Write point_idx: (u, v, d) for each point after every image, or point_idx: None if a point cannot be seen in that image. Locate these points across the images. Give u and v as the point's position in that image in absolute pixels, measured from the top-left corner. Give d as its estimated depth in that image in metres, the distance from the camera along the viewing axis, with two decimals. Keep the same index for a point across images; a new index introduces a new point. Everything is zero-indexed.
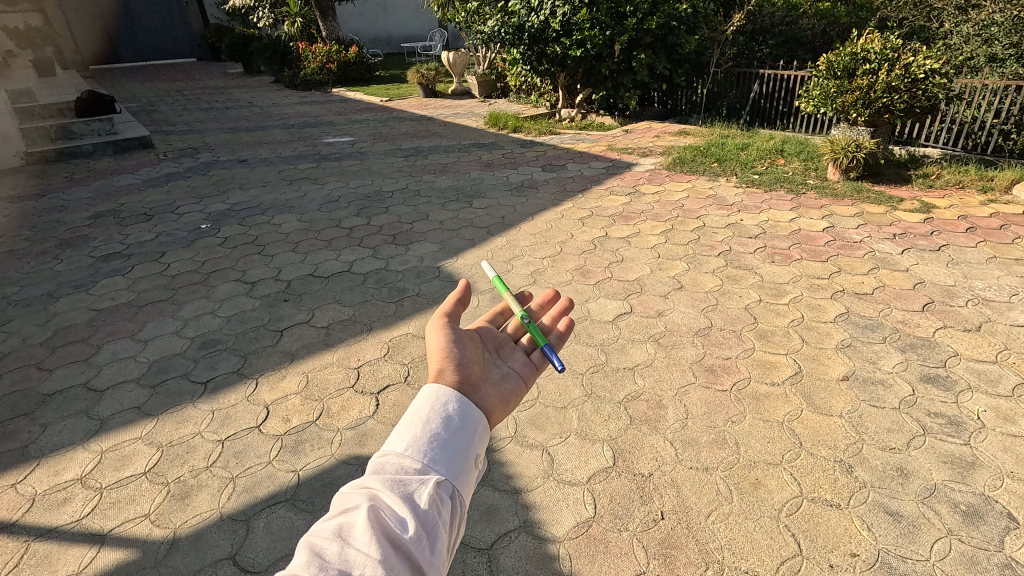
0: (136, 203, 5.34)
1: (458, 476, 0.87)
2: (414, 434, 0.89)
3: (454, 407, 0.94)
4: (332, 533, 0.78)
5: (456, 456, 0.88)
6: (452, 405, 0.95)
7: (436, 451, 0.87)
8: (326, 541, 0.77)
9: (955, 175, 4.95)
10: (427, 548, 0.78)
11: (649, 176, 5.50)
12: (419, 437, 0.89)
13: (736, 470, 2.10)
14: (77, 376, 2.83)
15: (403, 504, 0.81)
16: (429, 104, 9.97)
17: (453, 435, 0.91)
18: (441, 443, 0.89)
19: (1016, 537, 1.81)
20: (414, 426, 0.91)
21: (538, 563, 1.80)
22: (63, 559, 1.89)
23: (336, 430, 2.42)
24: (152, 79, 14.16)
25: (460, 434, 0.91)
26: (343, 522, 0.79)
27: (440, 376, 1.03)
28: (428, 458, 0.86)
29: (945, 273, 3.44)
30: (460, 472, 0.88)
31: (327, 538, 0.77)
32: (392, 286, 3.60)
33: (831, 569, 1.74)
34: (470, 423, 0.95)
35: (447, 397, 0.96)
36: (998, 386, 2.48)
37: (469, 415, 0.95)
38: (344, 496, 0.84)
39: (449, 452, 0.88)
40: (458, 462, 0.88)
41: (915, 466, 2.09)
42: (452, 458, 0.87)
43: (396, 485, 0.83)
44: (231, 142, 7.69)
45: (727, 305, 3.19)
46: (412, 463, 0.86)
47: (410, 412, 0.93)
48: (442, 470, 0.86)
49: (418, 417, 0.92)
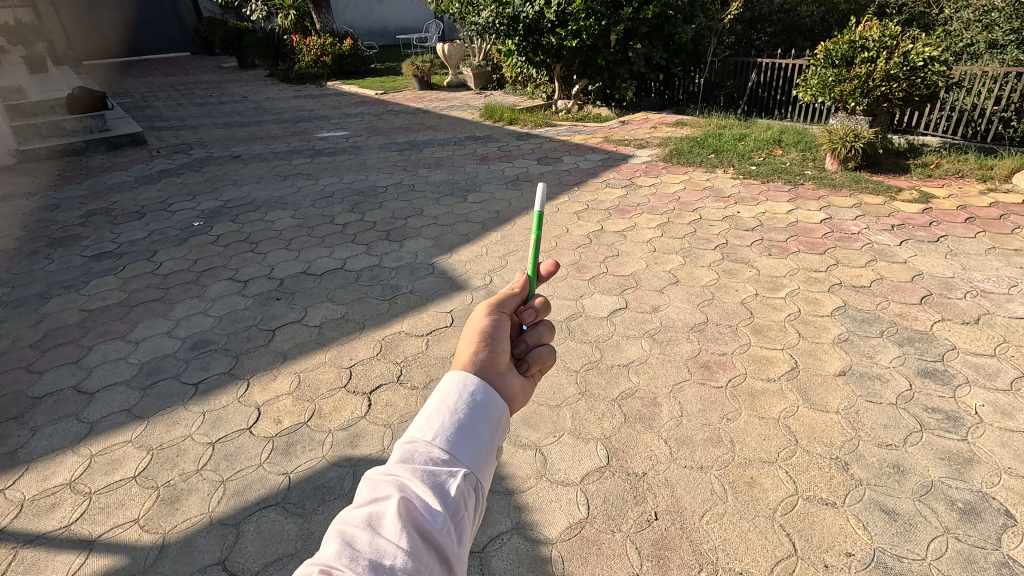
0: (128, 200, 5.30)
1: (485, 467, 0.82)
2: (440, 422, 0.82)
3: (481, 395, 0.87)
4: (361, 522, 0.74)
5: (482, 448, 0.82)
6: (479, 393, 0.87)
7: (463, 440, 0.81)
8: (356, 529, 0.73)
9: (955, 164, 4.90)
10: (455, 539, 0.75)
11: (646, 168, 5.45)
12: (446, 425, 0.82)
13: (730, 468, 2.08)
14: (68, 377, 2.81)
15: (433, 495, 0.76)
16: (425, 97, 9.89)
17: (480, 424, 0.83)
18: (468, 433, 0.82)
19: (1013, 534, 1.79)
20: (440, 412, 0.83)
21: (530, 565, 1.79)
22: (51, 566, 1.88)
23: (328, 431, 2.39)
24: (146, 74, 14.07)
25: (488, 421, 0.84)
26: (372, 510, 0.75)
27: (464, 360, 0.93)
28: (455, 447, 0.80)
29: (944, 264, 3.40)
30: (486, 462, 0.82)
31: (357, 527, 0.74)
32: (386, 283, 3.57)
33: (826, 569, 1.72)
34: (497, 411, 0.87)
35: (472, 384, 0.88)
36: (996, 379, 2.46)
37: (493, 403, 0.87)
38: (371, 480, 0.79)
39: (477, 442, 0.82)
40: (485, 451, 0.82)
41: (912, 462, 2.06)
42: (478, 451, 0.81)
43: (423, 474, 0.78)
44: (224, 138, 7.63)
45: (723, 300, 3.16)
46: (440, 452, 0.80)
47: (435, 398, 0.86)
48: (469, 461, 0.80)
49: (445, 402, 0.85)
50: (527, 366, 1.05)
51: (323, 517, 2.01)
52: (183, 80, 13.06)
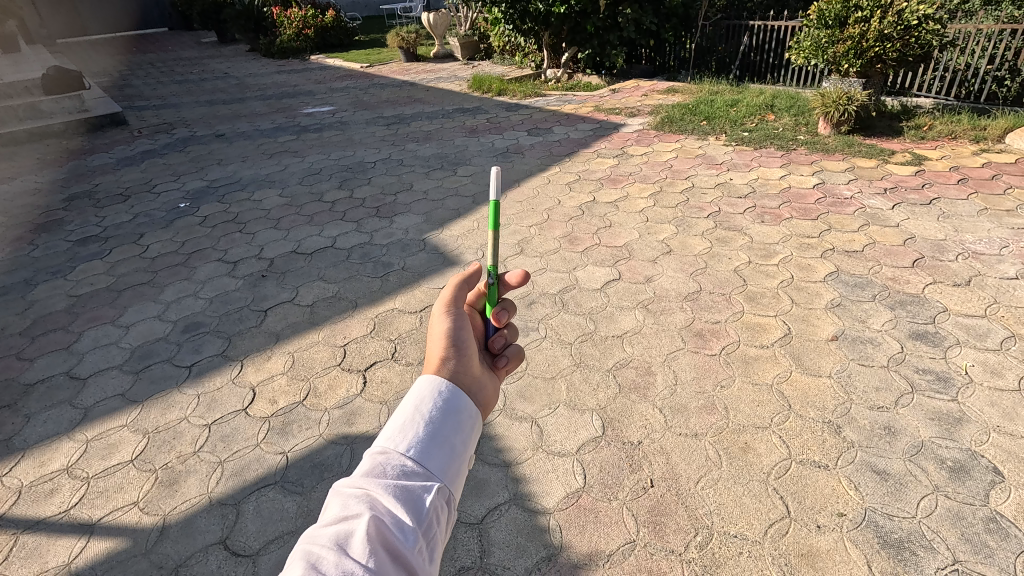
0: (111, 183, 5.20)
1: (456, 479, 0.81)
2: (413, 430, 0.82)
3: (454, 401, 0.87)
4: (328, 542, 0.70)
5: (454, 458, 0.82)
6: (452, 399, 0.87)
7: (435, 449, 0.81)
8: (323, 551, 0.69)
9: (947, 125, 4.87)
10: (426, 558, 0.72)
11: (637, 137, 5.38)
12: (419, 434, 0.82)
13: (724, 435, 2.10)
14: (59, 364, 2.79)
15: (406, 510, 0.74)
16: (411, 69, 9.68)
17: (453, 434, 0.84)
18: (442, 443, 0.82)
19: (1001, 491, 1.83)
20: (412, 422, 0.83)
21: (529, 535, 1.81)
22: (52, 551, 1.89)
23: (324, 410, 2.39)
24: (124, 52, 13.67)
25: (458, 429, 0.85)
26: (341, 530, 0.71)
27: (441, 365, 0.94)
28: (426, 458, 0.80)
29: (936, 227, 3.40)
30: (457, 473, 0.82)
31: (324, 547, 0.69)
32: (377, 261, 3.53)
33: (818, 529, 1.75)
34: (468, 417, 0.87)
35: (445, 390, 0.88)
36: (986, 339, 2.48)
37: (467, 409, 0.88)
38: (340, 496, 0.76)
39: (449, 452, 0.82)
40: (457, 462, 0.82)
41: (903, 424, 2.09)
42: (451, 461, 0.81)
43: (394, 487, 0.76)
44: (207, 116, 7.45)
45: (715, 268, 3.15)
46: (411, 464, 0.79)
47: (407, 405, 0.86)
48: (442, 473, 0.80)
49: (418, 410, 0.85)
50: (502, 361, 1.11)
51: (322, 494, 2.02)
52: (162, 58, 12.69)
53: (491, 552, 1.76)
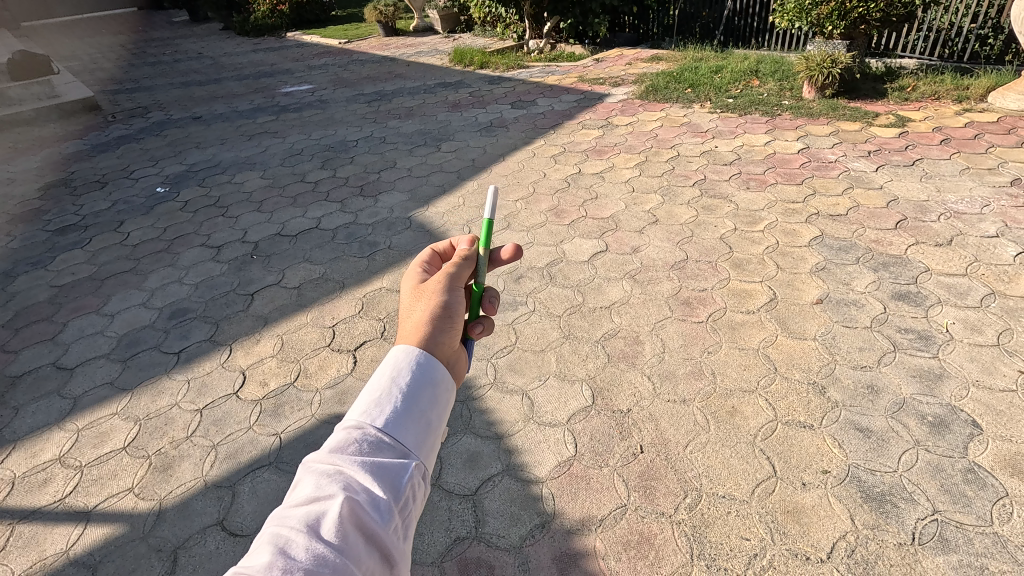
0: (87, 170, 5.08)
1: (430, 453, 0.83)
2: (388, 403, 0.82)
3: (431, 371, 0.87)
4: (299, 523, 0.70)
5: (429, 431, 0.83)
6: (430, 372, 0.87)
7: (410, 424, 0.81)
8: (293, 533, 0.69)
9: (931, 86, 4.85)
10: (399, 536, 0.74)
11: (622, 108, 5.33)
12: (393, 408, 0.81)
13: (712, 399, 2.14)
14: (45, 355, 2.76)
15: (379, 489, 0.74)
16: (390, 43, 9.45)
17: (428, 408, 0.84)
18: (417, 418, 0.82)
19: (979, 443, 1.88)
20: (388, 394, 0.83)
21: (522, 504, 1.84)
22: (50, 539, 1.89)
23: (315, 390, 2.40)
24: (92, 34, 13.22)
25: (435, 403, 0.85)
26: (312, 511, 0.71)
27: (427, 334, 0.93)
28: (401, 433, 0.80)
29: (919, 188, 3.42)
30: (431, 448, 0.83)
31: (294, 530, 0.69)
32: (363, 240, 3.50)
33: (804, 487, 1.80)
34: (444, 390, 0.88)
35: (424, 362, 0.88)
36: (967, 297, 2.52)
37: (443, 382, 0.88)
38: (311, 475, 0.75)
39: (423, 427, 0.82)
40: (431, 436, 0.83)
41: (885, 382, 2.14)
42: (426, 435, 0.82)
43: (367, 464, 0.76)
44: (183, 99, 7.27)
45: (702, 237, 3.16)
46: (386, 440, 0.79)
47: (384, 376, 0.85)
48: (417, 447, 0.81)
49: (393, 380, 0.84)
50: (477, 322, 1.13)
51: None
52: (133, 39, 12.28)
53: (486, 522, 1.80)
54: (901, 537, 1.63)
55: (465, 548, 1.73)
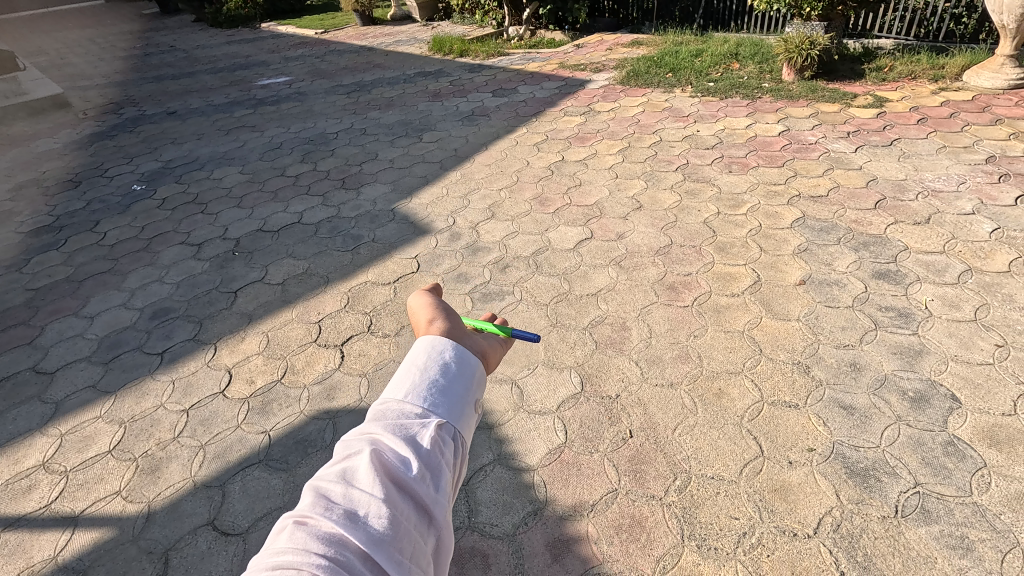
0: (59, 169, 4.95)
1: (462, 419, 0.78)
2: (413, 381, 0.79)
3: (450, 351, 0.84)
4: (333, 476, 0.70)
5: (458, 402, 0.78)
6: (449, 353, 0.83)
7: (435, 393, 0.78)
8: (328, 483, 0.68)
9: (907, 66, 4.90)
10: (434, 488, 0.70)
11: (603, 94, 5.31)
12: (417, 383, 0.79)
13: (699, 382, 2.16)
14: (24, 360, 2.70)
15: (407, 445, 0.72)
16: (368, 33, 9.31)
17: (454, 382, 0.80)
18: (446, 388, 0.79)
19: (958, 416, 1.92)
20: (411, 373, 0.81)
21: (514, 492, 1.85)
22: (37, 546, 1.87)
23: (303, 386, 2.38)
24: (58, 28, 12.83)
25: (461, 376, 0.81)
26: (344, 465, 0.71)
27: (430, 326, 0.91)
28: (428, 401, 0.77)
29: (897, 167, 3.47)
30: (463, 414, 0.78)
31: (328, 481, 0.69)
32: (346, 234, 3.47)
33: (790, 465, 1.83)
34: (470, 368, 0.84)
35: (444, 346, 0.84)
36: (945, 274, 2.57)
37: (467, 362, 0.83)
38: (344, 441, 0.75)
39: (451, 398, 0.78)
40: (460, 404, 0.79)
41: (867, 359, 2.18)
42: (453, 403, 0.78)
43: (393, 425, 0.74)
44: (156, 94, 7.10)
45: (685, 222, 3.17)
46: (413, 407, 0.76)
47: (406, 361, 0.83)
48: (445, 411, 0.77)
49: (415, 363, 0.82)
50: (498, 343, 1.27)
51: (308, 469, 2.02)
52: (102, 33, 11.96)
53: (479, 511, 1.81)
54: (884, 510, 1.67)
55: (459, 537, 1.74)
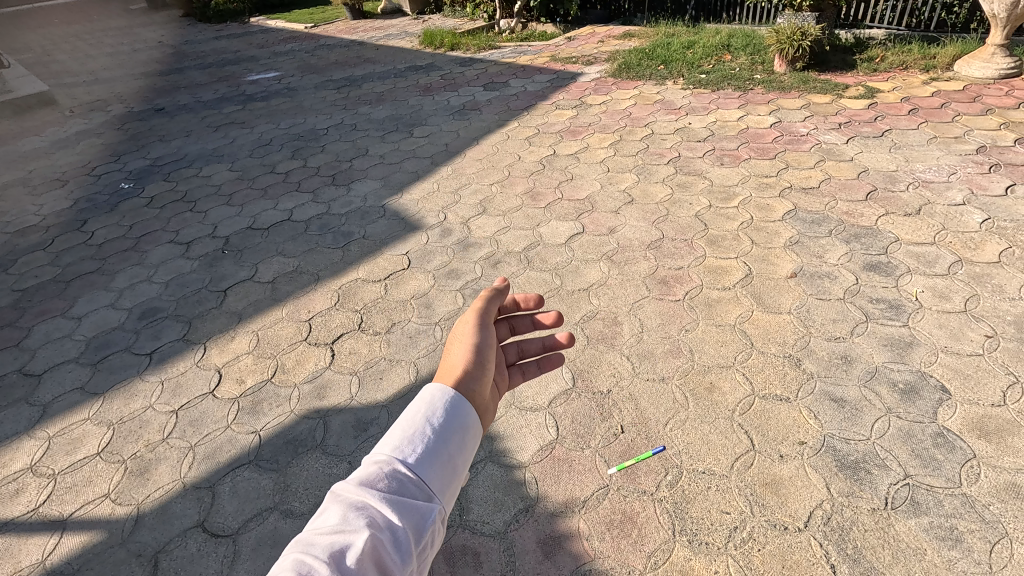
0: (46, 168, 4.89)
1: (450, 490, 0.79)
2: (414, 441, 0.78)
3: (461, 412, 0.84)
4: (321, 552, 0.65)
5: (453, 469, 0.79)
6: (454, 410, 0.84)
7: (438, 464, 0.78)
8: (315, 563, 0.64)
9: (899, 56, 4.89)
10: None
11: (595, 87, 5.28)
12: (422, 446, 0.78)
13: (690, 376, 2.16)
14: (10, 362, 2.67)
15: (403, 526, 0.70)
16: (359, 27, 9.23)
17: (455, 445, 0.81)
18: (444, 456, 0.79)
19: (948, 408, 1.93)
20: (409, 428, 0.80)
21: (505, 490, 1.85)
22: (25, 550, 1.85)
23: (293, 385, 2.37)
24: (44, 24, 12.66)
25: (461, 446, 0.81)
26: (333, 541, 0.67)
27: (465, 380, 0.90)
28: (427, 471, 0.77)
29: (888, 158, 3.47)
30: (453, 489, 0.79)
31: (315, 560, 0.64)
32: (337, 231, 3.44)
33: (781, 459, 1.83)
34: (470, 432, 0.84)
35: (452, 400, 0.84)
36: (936, 265, 2.57)
37: (469, 418, 0.85)
38: (334, 505, 0.72)
39: (449, 468, 0.79)
40: (455, 476, 0.79)
41: (858, 352, 2.18)
42: (449, 473, 0.79)
43: (391, 499, 0.72)
44: (144, 90, 7.03)
45: (677, 215, 3.16)
46: (409, 476, 0.76)
47: (407, 412, 0.82)
48: (439, 488, 0.77)
49: (415, 419, 0.81)
50: None
51: (298, 469, 2.01)
52: (89, 29, 11.82)
53: (470, 509, 1.80)
54: (874, 502, 1.68)
55: (450, 536, 1.73)
